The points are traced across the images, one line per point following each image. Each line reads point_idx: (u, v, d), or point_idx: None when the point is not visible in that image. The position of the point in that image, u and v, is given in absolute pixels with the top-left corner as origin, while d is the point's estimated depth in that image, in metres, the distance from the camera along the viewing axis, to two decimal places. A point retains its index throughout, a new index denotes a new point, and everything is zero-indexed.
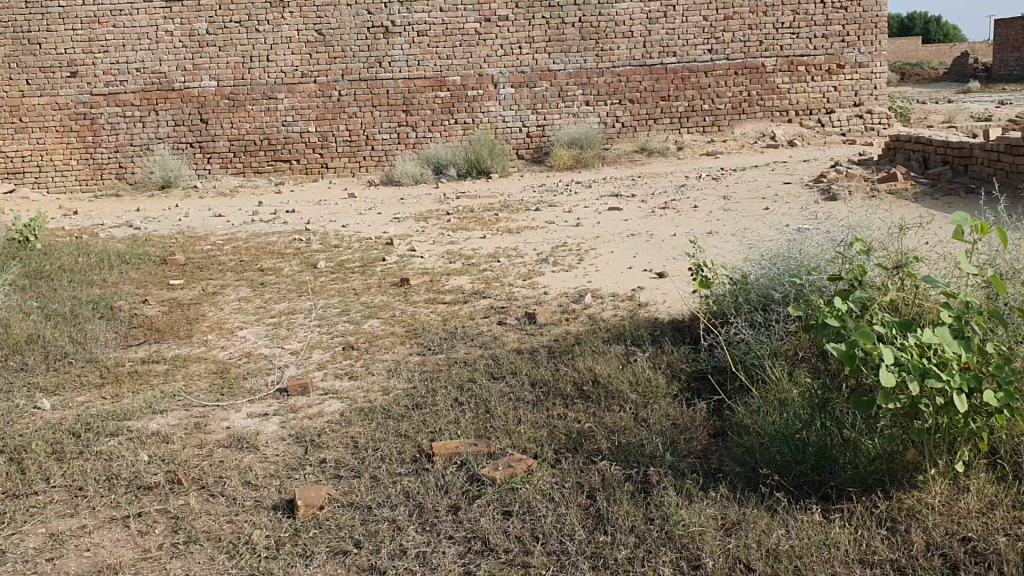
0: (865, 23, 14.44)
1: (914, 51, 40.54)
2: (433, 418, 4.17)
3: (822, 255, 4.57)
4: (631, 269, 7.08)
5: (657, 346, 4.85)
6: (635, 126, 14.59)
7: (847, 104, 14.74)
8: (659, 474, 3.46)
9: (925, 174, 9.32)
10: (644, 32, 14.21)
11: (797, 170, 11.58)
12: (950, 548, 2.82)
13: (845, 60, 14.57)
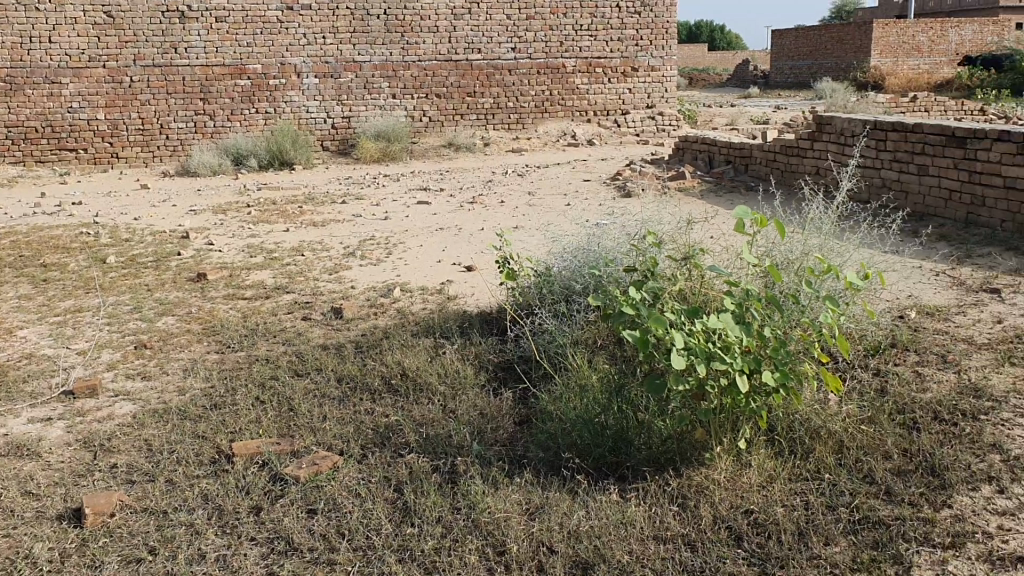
0: (656, 28, 15.26)
1: (702, 58, 43.01)
2: (234, 418, 4.03)
3: (619, 248, 4.77)
4: (438, 262, 7.12)
5: (465, 338, 4.91)
6: (441, 121, 14.72)
7: (641, 105, 15.56)
8: (465, 464, 3.50)
9: (711, 173, 9.90)
10: (449, 27, 14.30)
11: (596, 167, 12.03)
12: (734, 521, 3.00)
13: (639, 63, 15.35)
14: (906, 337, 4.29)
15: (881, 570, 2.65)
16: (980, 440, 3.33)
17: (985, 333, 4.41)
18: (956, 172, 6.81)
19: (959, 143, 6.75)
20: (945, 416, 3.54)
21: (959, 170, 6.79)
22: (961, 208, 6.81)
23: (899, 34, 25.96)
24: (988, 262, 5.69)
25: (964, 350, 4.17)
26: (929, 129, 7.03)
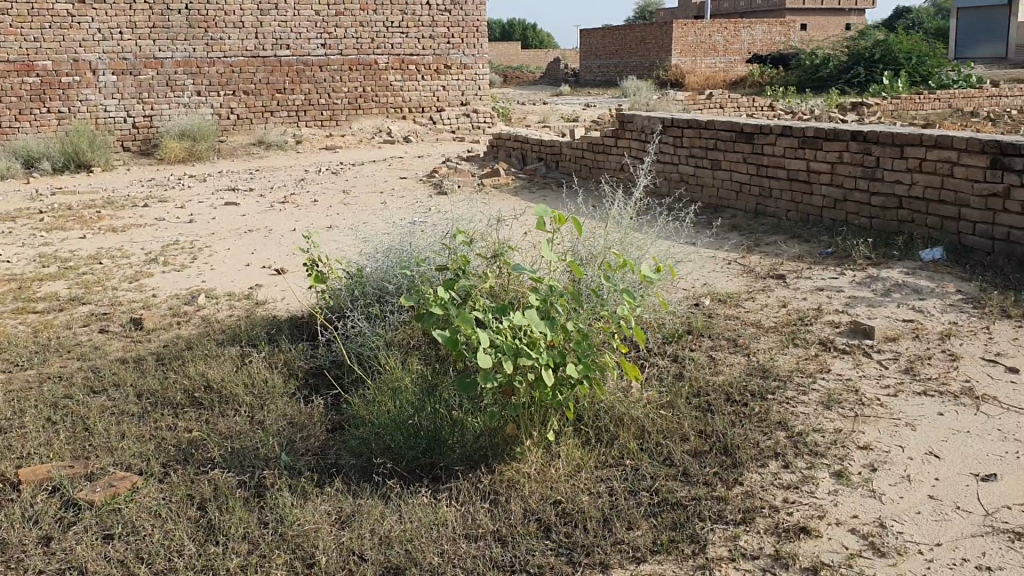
0: (467, 27, 15.45)
1: (515, 55, 43.77)
2: (21, 442, 3.76)
3: (428, 246, 4.77)
4: (247, 266, 6.90)
5: (274, 344, 4.78)
6: (250, 119, 14.27)
7: (455, 102, 15.73)
8: (273, 476, 3.41)
9: (523, 170, 10.08)
10: (255, 23, 13.89)
11: (411, 165, 11.99)
12: (544, 513, 3.05)
13: (451, 61, 15.51)
14: (702, 323, 4.52)
15: (680, 550, 2.77)
16: (767, 418, 3.55)
17: (772, 317, 4.70)
18: (746, 166, 7.23)
19: (748, 139, 7.16)
20: (737, 397, 3.75)
21: (748, 164, 7.21)
22: (752, 200, 7.24)
23: (697, 34, 27.32)
24: (775, 250, 6.08)
25: (753, 334, 4.44)
26: (721, 126, 7.41)
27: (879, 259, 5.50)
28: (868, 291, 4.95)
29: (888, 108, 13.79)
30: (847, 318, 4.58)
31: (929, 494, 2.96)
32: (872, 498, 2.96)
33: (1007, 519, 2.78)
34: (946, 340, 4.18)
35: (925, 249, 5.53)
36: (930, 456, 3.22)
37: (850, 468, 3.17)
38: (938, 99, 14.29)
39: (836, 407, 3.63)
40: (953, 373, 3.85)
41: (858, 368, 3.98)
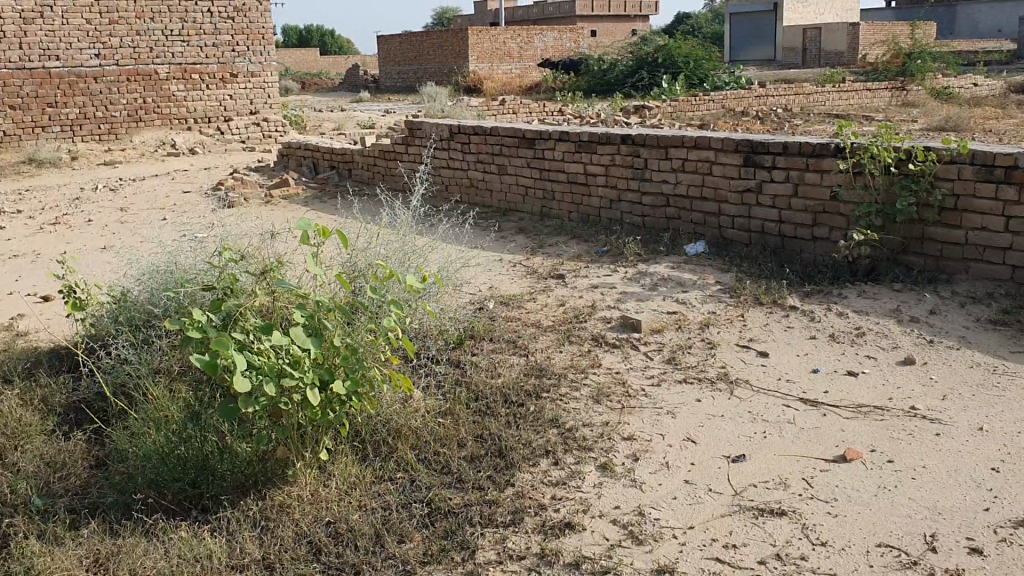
0: (252, 34, 15.03)
1: (312, 61, 42.99)
2: None
3: (197, 266, 4.57)
4: (9, 295, 6.38)
5: (32, 379, 4.44)
6: (18, 136, 13.26)
7: (244, 112, 15.26)
8: (23, 523, 3.17)
9: (314, 180, 9.87)
10: (19, 32, 12.95)
11: (196, 178, 11.49)
12: (315, 535, 2.99)
13: (237, 69, 15.02)
14: (483, 326, 4.55)
15: (450, 558, 2.79)
16: (541, 417, 3.62)
17: (550, 316, 4.83)
18: (530, 170, 7.39)
19: (530, 144, 7.31)
20: (514, 398, 3.80)
21: (532, 168, 7.37)
22: (537, 203, 7.41)
23: (491, 40, 27.75)
24: (556, 251, 6.24)
25: (532, 334, 4.52)
26: (504, 131, 7.53)
27: (650, 255, 5.76)
28: (639, 286, 5.17)
29: (667, 110, 14.47)
30: (618, 313, 4.77)
31: (685, 480, 3.12)
32: (634, 488, 3.09)
33: (752, 496, 2.97)
34: (705, 328, 4.43)
35: (692, 244, 5.87)
36: (689, 442, 3.39)
37: (615, 460, 3.30)
38: (712, 101, 15.12)
39: (605, 401, 3.76)
40: (711, 361, 4.09)
41: (627, 361, 4.15)
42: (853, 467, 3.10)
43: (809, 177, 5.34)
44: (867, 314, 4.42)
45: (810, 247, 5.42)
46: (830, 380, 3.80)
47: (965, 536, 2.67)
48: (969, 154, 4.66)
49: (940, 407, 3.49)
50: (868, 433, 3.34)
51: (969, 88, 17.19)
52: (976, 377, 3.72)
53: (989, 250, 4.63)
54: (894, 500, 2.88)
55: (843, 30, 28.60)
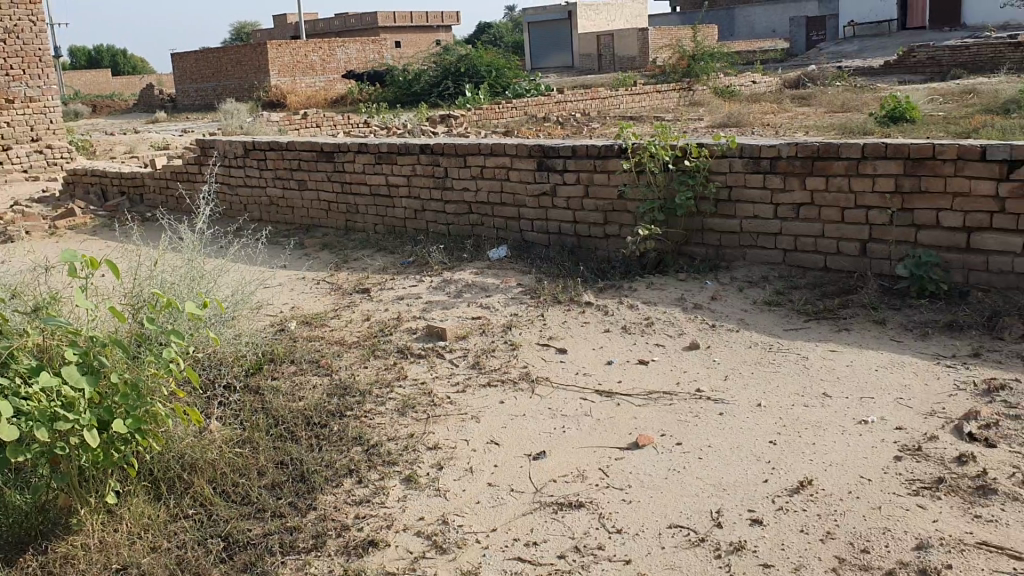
0: (27, 57, 14.07)
1: (104, 83, 40.79)
2: None
3: None
4: None
5: None
6: None
7: (25, 139, 14.23)
8: None
9: (103, 207, 9.31)
10: None
11: None
12: None
13: (13, 94, 14.00)
14: (283, 349, 4.41)
15: None
16: (345, 435, 3.53)
17: (354, 332, 4.76)
18: (330, 185, 7.28)
19: (328, 157, 7.20)
20: (316, 419, 3.68)
21: (332, 183, 7.26)
22: (340, 217, 7.31)
23: (291, 54, 27.15)
24: (361, 265, 6.17)
25: (335, 352, 4.44)
26: (301, 147, 7.39)
27: (453, 263, 5.79)
28: (443, 295, 5.18)
29: (472, 118, 14.60)
30: (422, 323, 4.76)
31: (488, 482, 3.16)
32: (438, 497, 3.09)
33: (551, 491, 3.04)
34: (507, 331, 4.49)
35: (494, 250, 5.96)
36: (491, 444, 3.43)
37: (419, 471, 3.28)
38: (515, 108, 15.36)
39: (410, 413, 3.74)
40: (512, 362, 4.15)
41: (431, 371, 4.15)
42: (645, 452, 3.23)
43: (597, 178, 5.53)
44: (656, 304, 4.62)
45: (604, 245, 5.63)
46: (623, 371, 3.94)
47: (747, 508, 2.83)
48: (737, 148, 4.97)
49: (723, 388, 3.69)
50: (659, 418, 3.48)
51: (749, 87, 18.29)
52: (754, 356, 3.96)
53: (762, 236, 4.97)
54: (683, 480, 3.02)
55: (634, 35, 29.72)
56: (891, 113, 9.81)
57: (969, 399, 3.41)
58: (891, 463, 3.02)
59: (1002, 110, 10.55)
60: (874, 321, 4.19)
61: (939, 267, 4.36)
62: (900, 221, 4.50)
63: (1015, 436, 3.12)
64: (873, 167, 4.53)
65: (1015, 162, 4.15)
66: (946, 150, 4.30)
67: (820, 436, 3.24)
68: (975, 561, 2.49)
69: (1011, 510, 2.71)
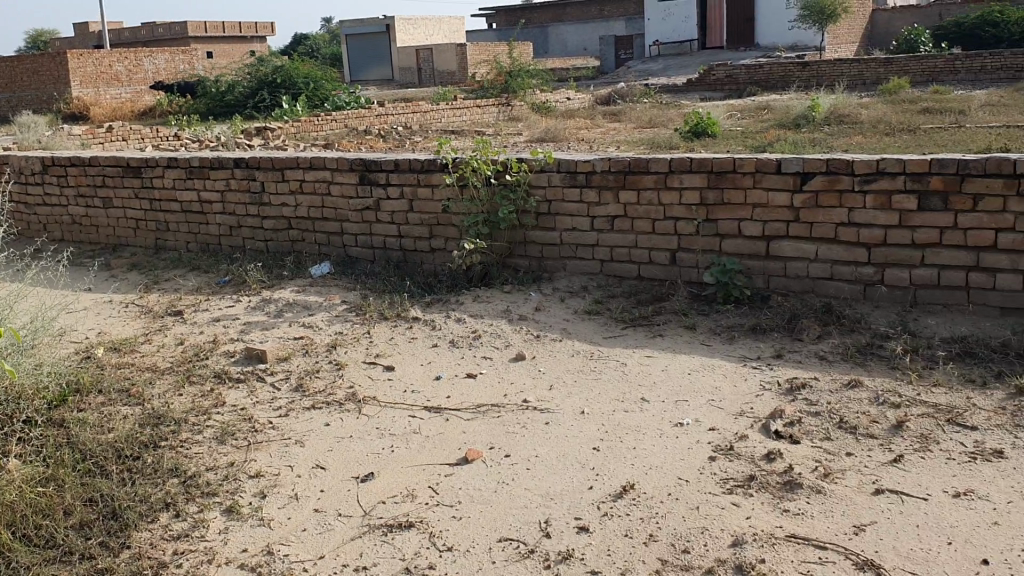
0: None
1: None
2: None
3: None
4: None
5: None
6: None
7: None
8: None
9: None
10: None
11: None
12: None
13: None
14: (89, 378, 4.12)
15: None
16: (160, 467, 3.33)
17: (168, 357, 4.53)
18: (138, 202, 6.92)
19: (135, 173, 6.85)
20: (127, 451, 3.45)
21: (141, 200, 6.91)
22: (150, 235, 6.96)
23: (94, 64, 25.63)
24: (173, 285, 5.91)
25: (147, 380, 4.20)
26: (105, 162, 6.99)
27: (273, 281, 5.63)
28: (263, 314, 5.03)
29: (289, 130, 14.29)
30: (241, 346, 4.60)
31: (314, 508, 3.08)
32: (262, 527, 2.98)
33: (380, 513, 2.99)
34: (332, 350, 4.40)
35: (316, 266, 5.84)
36: (317, 468, 3.34)
37: (241, 501, 3.16)
38: (334, 120, 15.15)
39: (230, 440, 3.59)
40: (337, 382, 4.07)
41: (252, 396, 4.00)
42: (473, 467, 3.23)
43: (421, 193, 5.52)
44: (481, 317, 4.65)
45: (429, 259, 5.63)
46: (450, 386, 3.94)
47: (574, 516, 2.88)
48: (555, 163, 5.08)
49: (548, 397, 3.75)
50: (487, 431, 3.50)
51: (564, 103, 18.84)
52: (577, 364, 4.06)
53: (581, 247, 5.12)
54: (511, 492, 3.05)
55: (452, 50, 29.96)
56: (694, 128, 10.34)
57: (774, 398, 3.62)
58: (706, 463, 3.15)
59: (793, 125, 11.34)
60: (686, 326, 4.39)
61: (743, 273, 4.63)
62: (707, 231, 4.74)
63: (816, 432, 3.34)
64: (680, 181, 4.74)
65: (807, 175, 4.44)
66: (746, 163, 4.56)
67: (640, 439, 3.35)
68: (785, 554, 2.63)
69: (816, 502, 2.89)
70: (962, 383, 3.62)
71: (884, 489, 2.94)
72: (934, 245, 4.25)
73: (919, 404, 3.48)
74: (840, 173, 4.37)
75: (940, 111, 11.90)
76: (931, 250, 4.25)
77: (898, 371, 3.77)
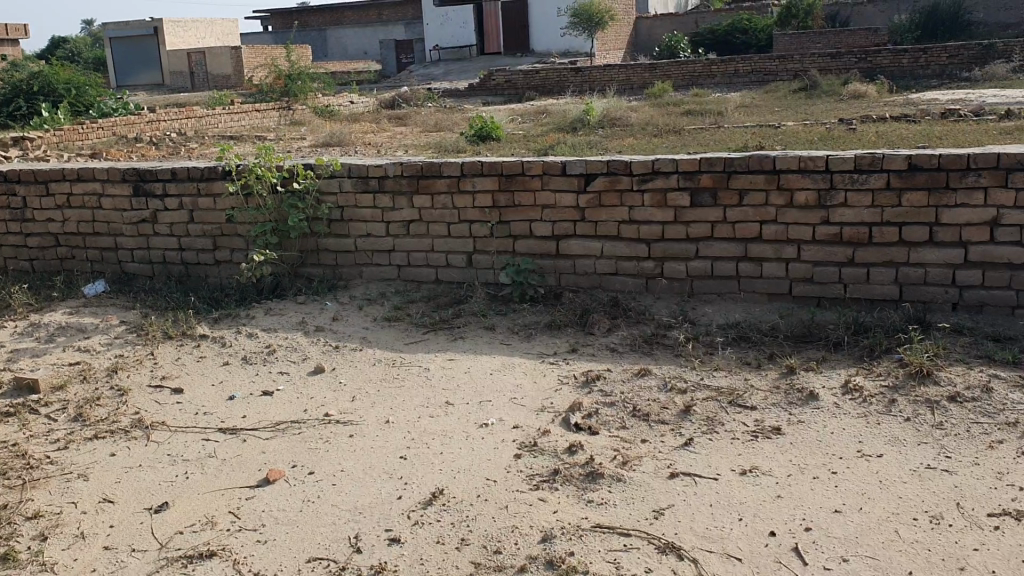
0: None
1: None
2: None
3: None
4: None
5: None
6: None
7: None
8: None
9: None
10: None
11: None
12: None
13: None
14: None
15: None
16: None
17: None
18: None
19: None
20: None
21: None
22: None
23: None
24: None
25: None
26: None
27: (42, 303, 5.20)
28: (31, 341, 4.62)
29: (51, 140, 13.19)
30: (8, 376, 4.20)
31: (104, 546, 2.86)
32: (46, 573, 2.73)
33: (178, 545, 2.82)
34: (113, 375, 4.11)
35: (88, 285, 5.45)
36: (104, 503, 3.11)
37: (18, 546, 2.87)
38: (101, 128, 14.19)
39: (2, 480, 3.28)
40: (121, 409, 3.81)
41: (24, 430, 3.67)
42: (276, 487, 3.12)
43: (202, 203, 5.27)
44: (275, 331, 4.50)
45: (214, 272, 5.38)
46: (246, 405, 3.78)
47: (384, 529, 2.84)
48: (345, 168, 5.00)
49: (351, 409, 3.68)
50: (288, 449, 3.39)
51: (347, 107, 18.60)
52: (379, 373, 4.01)
53: (376, 254, 5.07)
54: (319, 510, 2.97)
55: (226, 53, 28.88)
56: (479, 132, 10.51)
57: (572, 392, 3.72)
58: (512, 462, 3.20)
59: (570, 128, 11.77)
60: (484, 327, 4.44)
61: (537, 272, 4.73)
62: (499, 233, 4.81)
63: (613, 422, 3.46)
64: (471, 184, 4.79)
65: (590, 176, 4.60)
66: (533, 165, 4.67)
67: (447, 444, 3.35)
68: (593, 545, 2.71)
69: (617, 491, 2.99)
70: (740, 366, 3.88)
71: (678, 473, 3.10)
72: (707, 239, 4.51)
73: (704, 388, 3.69)
74: (620, 174, 4.56)
75: (702, 113, 12.72)
76: (704, 243, 4.51)
77: (683, 358, 3.99)
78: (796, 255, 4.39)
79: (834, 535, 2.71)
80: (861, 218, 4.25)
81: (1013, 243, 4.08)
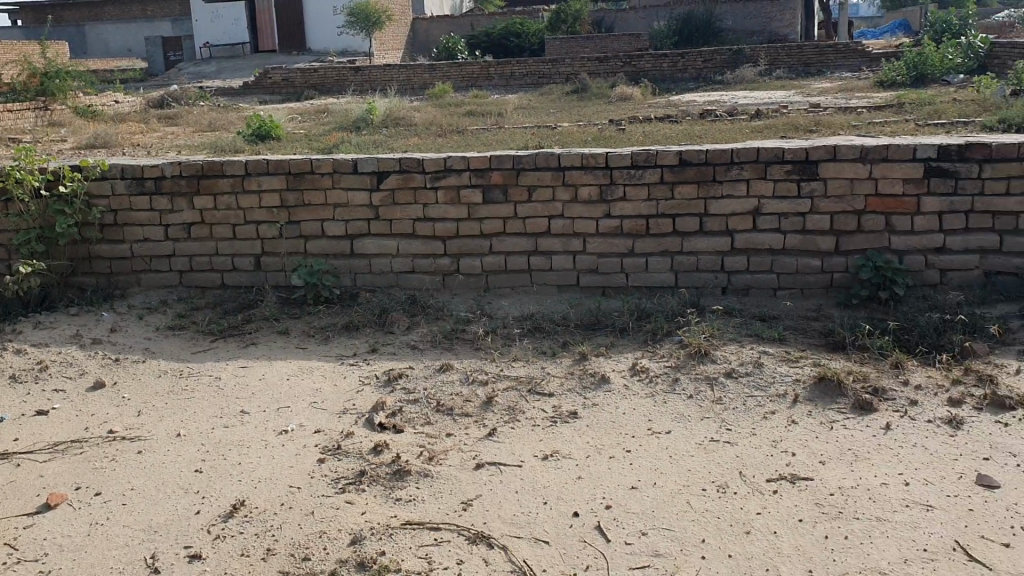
0: None
1: None
2: None
3: None
4: None
5: None
6: None
7: None
8: None
9: None
10: None
11: None
12: None
13: None
14: None
15: None
16: None
17: None
18: None
19: None
20: None
21: None
22: None
23: None
24: None
25: None
26: None
27: None
28: None
29: None
30: None
31: None
32: None
33: None
34: None
35: None
36: None
37: None
38: None
39: None
40: None
41: None
42: (58, 513, 2.89)
43: None
44: (45, 346, 4.17)
45: None
46: (18, 427, 3.48)
47: (182, 546, 2.70)
48: (118, 169, 4.71)
49: (137, 424, 3.47)
50: (69, 471, 3.15)
51: (113, 106, 17.52)
52: (166, 385, 3.80)
53: (155, 259, 4.81)
54: (108, 532, 2.78)
55: None
56: (257, 130, 10.18)
57: (374, 392, 3.69)
58: (315, 467, 3.13)
59: (352, 127, 11.62)
60: (278, 332, 4.32)
61: (329, 273, 4.65)
62: (289, 234, 4.69)
63: (416, 419, 3.46)
64: (257, 184, 4.65)
65: (382, 174, 4.58)
66: (322, 163, 4.58)
67: (244, 453, 3.23)
68: (403, 542, 2.70)
69: (424, 487, 2.99)
70: (536, 355, 3.99)
71: (484, 463, 3.14)
72: (498, 235, 4.60)
73: (503, 378, 3.76)
74: (411, 172, 4.56)
75: (482, 114, 12.96)
76: (497, 239, 4.60)
77: (481, 351, 4.05)
78: (583, 247, 4.56)
79: (632, 511, 2.84)
80: (640, 211, 4.48)
81: (772, 231, 4.44)
